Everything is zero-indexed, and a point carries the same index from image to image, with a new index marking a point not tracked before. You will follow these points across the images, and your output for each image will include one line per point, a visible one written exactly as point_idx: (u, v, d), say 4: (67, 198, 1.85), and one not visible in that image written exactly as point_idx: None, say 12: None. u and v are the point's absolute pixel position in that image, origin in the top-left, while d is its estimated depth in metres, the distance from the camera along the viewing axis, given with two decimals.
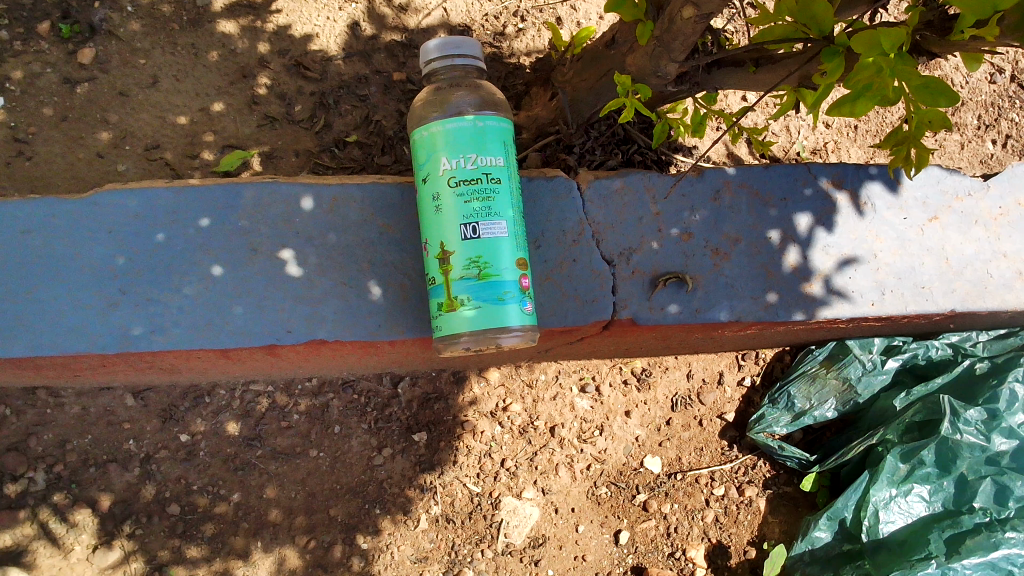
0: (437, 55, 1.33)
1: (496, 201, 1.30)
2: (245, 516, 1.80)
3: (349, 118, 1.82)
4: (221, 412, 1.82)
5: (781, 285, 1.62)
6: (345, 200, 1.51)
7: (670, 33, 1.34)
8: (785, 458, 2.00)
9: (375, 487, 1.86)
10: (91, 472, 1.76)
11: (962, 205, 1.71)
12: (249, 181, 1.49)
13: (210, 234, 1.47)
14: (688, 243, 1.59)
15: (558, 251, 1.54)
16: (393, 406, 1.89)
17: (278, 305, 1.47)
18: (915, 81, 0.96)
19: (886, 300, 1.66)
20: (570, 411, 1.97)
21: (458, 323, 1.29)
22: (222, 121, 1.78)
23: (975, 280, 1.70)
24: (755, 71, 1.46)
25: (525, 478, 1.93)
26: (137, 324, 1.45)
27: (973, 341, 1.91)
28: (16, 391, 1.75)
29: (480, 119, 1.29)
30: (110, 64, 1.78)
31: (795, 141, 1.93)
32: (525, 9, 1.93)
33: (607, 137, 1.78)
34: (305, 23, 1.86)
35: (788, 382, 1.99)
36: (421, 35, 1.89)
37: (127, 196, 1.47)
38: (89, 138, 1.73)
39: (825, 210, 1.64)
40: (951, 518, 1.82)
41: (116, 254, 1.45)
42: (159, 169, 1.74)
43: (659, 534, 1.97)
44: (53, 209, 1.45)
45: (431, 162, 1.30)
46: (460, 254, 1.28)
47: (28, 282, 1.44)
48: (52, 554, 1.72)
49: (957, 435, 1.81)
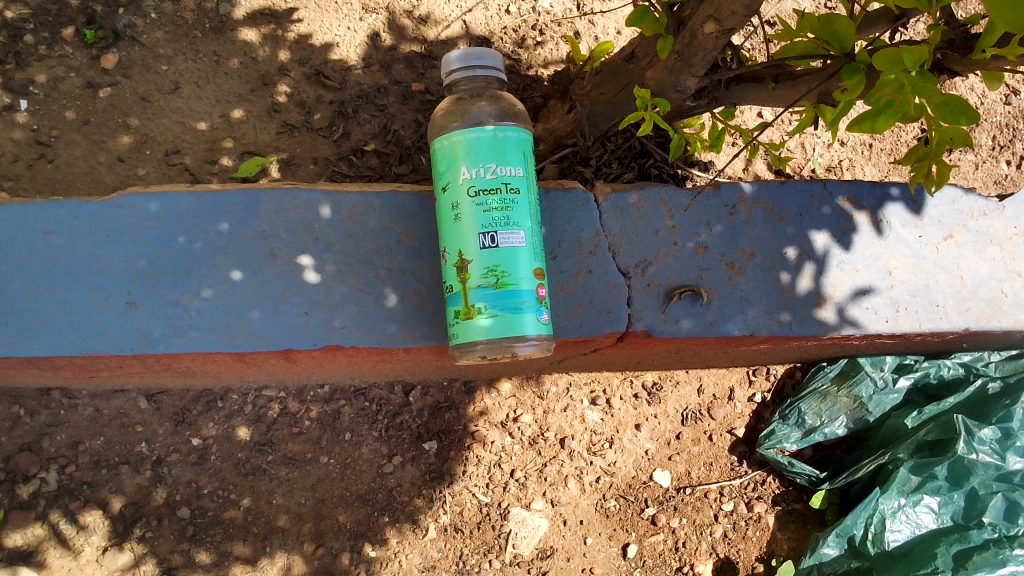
0: (459, 65, 1.34)
1: (515, 211, 1.31)
2: (254, 521, 1.81)
3: (367, 127, 1.84)
4: (233, 417, 1.82)
5: (796, 301, 1.62)
6: (364, 208, 1.52)
7: (690, 48, 1.36)
8: (796, 475, 2.00)
9: (384, 495, 1.86)
10: (102, 473, 1.77)
11: (978, 225, 1.72)
12: (270, 187, 1.50)
13: (230, 238, 1.48)
14: (703, 257, 1.59)
15: (575, 262, 1.55)
16: (404, 415, 1.89)
17: (295, 311, 1.48)
18: (935, 99, 0.96)
19: (900, 318, 1.67)
20: (580, 423, 1.98)
21: (474, 332, 1.30)
22: (242, 128, 1.80)
23: (989, 299, 1.70)
24: (774, 86, 1.46)
25: (534, 489, 1.93)
26: (157, 326, 1.46)
27: (986, 361, 1.89)
28: (30, 391, 1.76)
29: (500, 130, 1.30)
30: (132, 70, 1.80)
31: (810, 158, 1.94)
32: (544, 23, 1.95)
33: (624, 150, 1.78)
34: (326, 32, 1.88)
35: (799, 399, 2.00)
36: (440, 47, 1.91)
37: (150, 199, 1.48)
38: (110, 142, 1.75)
39: (840, 227, 1.65)
40: (959, 532, 1.82)
41: (137, 257, 1.47)
42: (179, 173, 1.76)
43: (667, 548, 1.97)
44: (77, 211, 1.47)
45: (451, 171, 1.31)
46: (478, 263, 1.29)
47: (50, 283, 1.45)
48: (62, 555, 1.72)
49: (972, 455, 1.82)
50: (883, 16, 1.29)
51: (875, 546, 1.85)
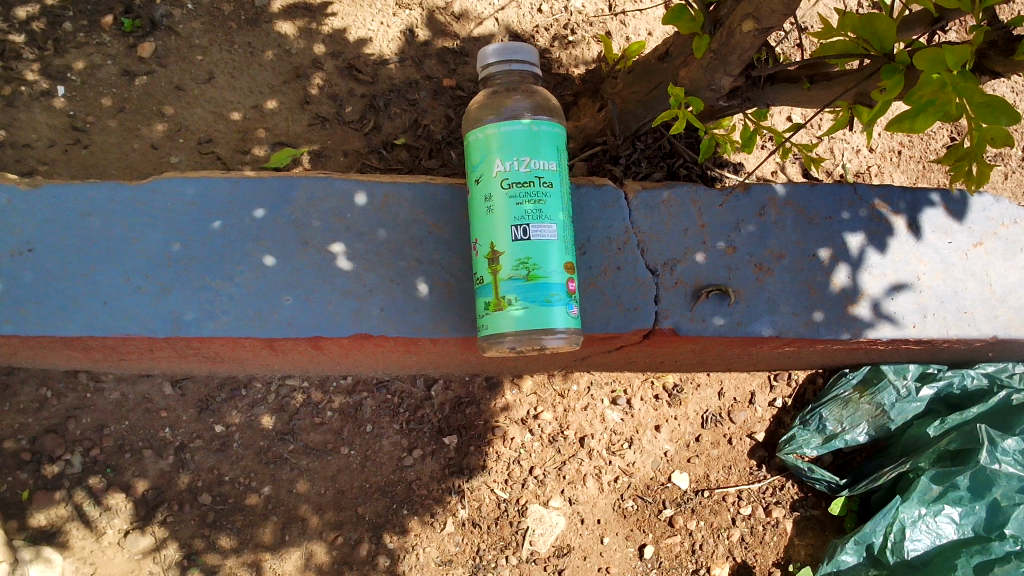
0: (495, 59, 1.36)
1: (547, 204, 1.31)
2: (275, 509, 1.82)
3: (398, 121, 1.85)
4: (256, 406, 1.84)
5: (825, 303, 1.61)
6: (396, 198, 1.53)
7: (727, 47, 1.36)
8: (814, 481, 2.00)
9: (404, 487, 1.87)
10: (126, 457, 1.79)
11: (1008, 232, 1.72)
12: (304, 175, 1.52)
13: (263, 224, 1.50)
14: (732, 257, 1.59)
15: (603, 258, 1.55)
16: (425, 408, 1.90)
17: (325, 299, 1.49)
18: (977, 99, 0.96)
19: (929, 323, 1.66)
20: (600, 423, 1.98)
21: (504, 323, 1.30)
22: (274, 119, 1.82)
23: (1018, 307, 1.70)
24: (810, 87, 1.46)
25: (552, 487, 1.94)
26: (189, 310, 1.47)
27: (1010, 372, 1.90)
28: (58, 373, 1.78)
29: (535, 123, 1.31)
30: (168, 59, 1.82)
31: (839, 163, 1.94)
32: (577, 22, 1.96)
33: (653, 150, 1.80)
34: (360, 27, 1.90)
35: (821, 405, 2.00)
36: (472, 44, 1.92)
37: (185, 184, 1.50)
38: (145, 129, 1.78)
39: (871, 231, 1.65)
40: (980, 544, 1.82)
41: (172, 241, 1.49)
42: (210, 162, 1.78)
43: (684, 550, 1.97)
44: (114, 194, 1.49)
45: (485, 164, 1.32)
46: (509, 255, 1.30)
47: (87, 264, 1.47)
48: (85, 537, 1.74)
49: (995, 465, 1.80)
50: (922, 18, 1.27)
51: (894, 554, 1.85)
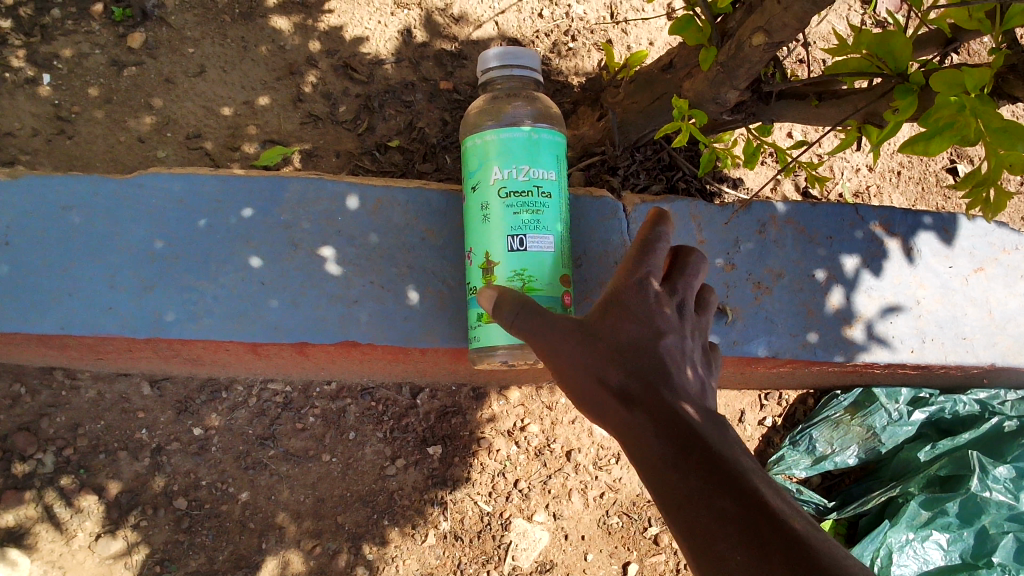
0: (496, 64, 1.31)
1: (545, 215, 1.28)
2: (252, 516, 1.77)
3: (392, 123, 1.81)
4: (236, 409, 1.79)
5: (822, 325, 1.60)
6: (389, 202, 1.49)
7: (735, 60, 1.33)
8: (802, 504, 1.93)
9: (385, 497, 1.83)
10: (100, 458, 1.73)
11: (1008, 258, 1.70)
12: (295, 176, 1.48)
13: (252, 225, 1.45)
14: (731, 274, 1.55)
15: (599, 270, 1.52)
16: (410, 417, 1.86)
17: (313, 303, 1.45)
18: (994, 123, 0.91)
19: (926, 348, 1.64)
20: (587, 437, 1.94)
21: (496, 336, 1.26)
22: (266, 116, 1.78)
23: (1017, 335, 1.68)
24: (818, 104, 1.43)
25: (536, 501, 1.90)
26: (170, 311, 1.43)
27: (1001, 400, 1.89)
28: (33, 369, 1.72)
29: (535, 131, 1.26)
30: (159, 50, 1.77)
31: (838, 182, 1.92)
32: (577, 29, 1.93)
33: (652, 162, 1.78)
34: (357, 25, 1.85)
35: (811, 425, 1.96)
36: (471, 47, 1.88)
37: (172, 180, 1.45)
38: (131, 122, 1.73)
39: (870, 253, 1.62)
40: (968, 571, 1.80)
41: (156, 238, 1.44)
42: (198, 158, 1.74)
43: (669, 569, 1.95)
44: (97, 187, 1.44)
45: (483, 171, 1.28)
46: (504, 266, 1.26)
47: (66, 259, 1.42)
48: (54, 539, 1.68)
49: (986, 492, 1.78)
50: (934, 39, 1.26)
51: None
